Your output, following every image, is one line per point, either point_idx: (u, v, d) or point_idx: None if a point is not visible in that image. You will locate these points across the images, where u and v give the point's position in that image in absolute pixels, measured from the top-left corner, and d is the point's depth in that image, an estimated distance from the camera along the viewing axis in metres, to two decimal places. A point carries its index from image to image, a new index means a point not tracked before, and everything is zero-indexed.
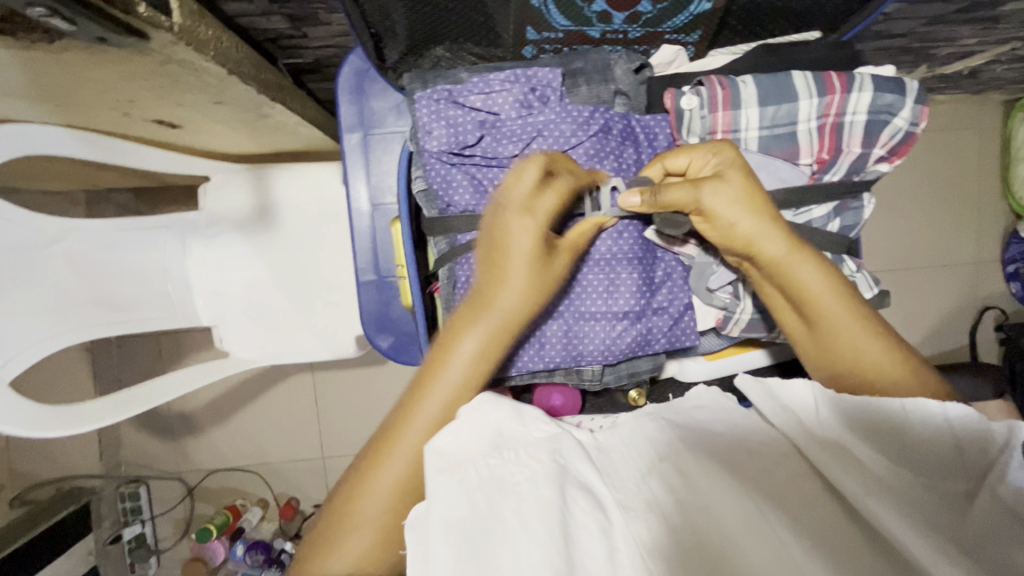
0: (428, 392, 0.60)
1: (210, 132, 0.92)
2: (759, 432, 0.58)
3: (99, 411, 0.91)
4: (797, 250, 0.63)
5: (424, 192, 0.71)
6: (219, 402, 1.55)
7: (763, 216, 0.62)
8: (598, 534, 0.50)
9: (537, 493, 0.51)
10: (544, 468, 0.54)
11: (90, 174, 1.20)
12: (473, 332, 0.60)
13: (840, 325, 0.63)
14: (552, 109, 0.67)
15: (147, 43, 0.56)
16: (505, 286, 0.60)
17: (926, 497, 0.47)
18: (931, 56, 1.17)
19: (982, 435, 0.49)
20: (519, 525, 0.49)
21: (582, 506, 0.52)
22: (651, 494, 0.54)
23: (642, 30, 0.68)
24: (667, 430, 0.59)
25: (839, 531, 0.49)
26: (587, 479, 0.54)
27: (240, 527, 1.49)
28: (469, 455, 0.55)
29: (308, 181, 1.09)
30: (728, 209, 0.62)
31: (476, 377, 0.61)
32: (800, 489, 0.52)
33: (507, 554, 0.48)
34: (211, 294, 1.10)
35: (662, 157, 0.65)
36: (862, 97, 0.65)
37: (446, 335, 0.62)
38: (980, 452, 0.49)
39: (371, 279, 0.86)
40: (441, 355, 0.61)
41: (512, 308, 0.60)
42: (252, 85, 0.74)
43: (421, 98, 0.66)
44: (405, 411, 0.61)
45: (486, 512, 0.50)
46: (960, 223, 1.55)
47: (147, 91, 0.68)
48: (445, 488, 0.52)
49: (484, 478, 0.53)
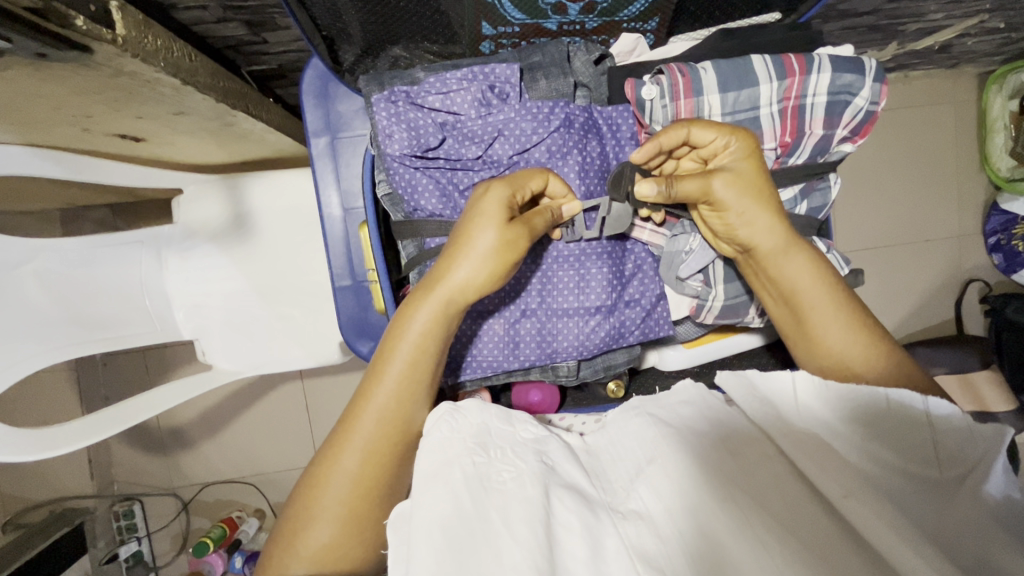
0: (383, 375, 0.62)
1: (176, 143, 0.90)
2: (740, 426, 0.59)
3: (76, 432, 0.89)
4: (794, 243, 0.65)
5: (390, 196, 0.71)
6: (210, 415, 1.54)
7: (760, 205, 0.63)
8: (580, 532, 0.51)
9: (523, 492, 0.52)
10: (530, 468, 0.55)
11: (61, 191, 1.18)
12: (425, 308, 0.61)
13: (822, 318, 0.65)
14: (512, 106, 0.66)
15: (90, 55, 0.55)
16: (461, 260, 0.60)
17: (904, 487, 0.50)
18: (900, 32, 1.18)
19: (959, 438, 0.51)
20: (503, 525, 0.49)
21: (566, 504, 0.53)
22: (642, 502, 0.55)
23: (598, 19, 0.68)
24: (650, 426, 0.60)
25: (815, 520, 0.49)
26: (572, 480, 0.57)
27: (238, 538, 1.48)
28: (454, 454, 0.55)
29: (282, 188, 1.08)
30: (736, 200, 0.63)
31: (425, 356, 0.62)
32: (783, 487, 0.52)
33: (493, 554, 0.48)
34: (191, 307, 1.08)
35: (689, 123, 0.62)
36: (821, 78, 0.65)
37: (401, 313, 0.63)
38: (960, 453, 0.50)
39: (348, 283, 0.85)
40: (397, 331, 0.62)
41: (465, 283, 0.60)
42: (210, 94, 0.72)
43: (378, 101, 0.65)
44: (362, 399, 0.62)
45: (472, 511, 0.51)
46: (941, 197, 1.56)
47: (103, 105, 0.67)
48: (434, 487, 0.52)
49: (469, 475, 0.53)
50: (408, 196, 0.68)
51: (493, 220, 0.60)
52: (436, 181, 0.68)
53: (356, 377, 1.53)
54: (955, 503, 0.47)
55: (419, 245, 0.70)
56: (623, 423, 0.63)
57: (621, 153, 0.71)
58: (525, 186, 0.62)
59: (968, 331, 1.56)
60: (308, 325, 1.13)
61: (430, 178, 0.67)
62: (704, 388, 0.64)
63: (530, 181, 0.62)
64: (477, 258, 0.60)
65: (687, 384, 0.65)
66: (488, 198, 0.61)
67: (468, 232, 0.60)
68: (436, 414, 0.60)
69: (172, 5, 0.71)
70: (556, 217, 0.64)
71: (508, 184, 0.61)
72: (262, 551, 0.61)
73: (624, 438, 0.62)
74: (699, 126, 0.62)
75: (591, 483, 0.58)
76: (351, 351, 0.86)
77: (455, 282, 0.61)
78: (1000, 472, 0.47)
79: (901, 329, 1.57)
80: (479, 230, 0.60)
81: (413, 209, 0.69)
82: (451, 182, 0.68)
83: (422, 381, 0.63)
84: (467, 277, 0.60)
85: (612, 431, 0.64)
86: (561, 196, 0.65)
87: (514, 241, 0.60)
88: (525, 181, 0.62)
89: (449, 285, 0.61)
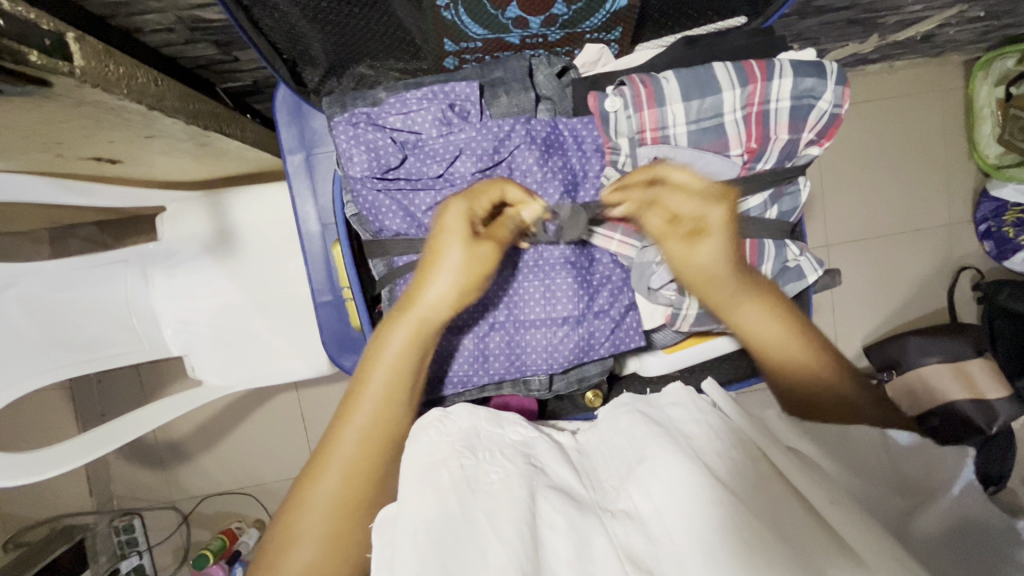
0: (364, 394, 0.63)
1: (154, 163, 0.91)
2: (721, 422, 0.59)
3: (63, 454, 0.88)
4: (750, 297, 0.68)
5: (356, 216, 0.72)
6: (206, 427, 1.54)
7: (713, 258, 0.66)
8: (565, 532, 0.49)
9: (510, 492, 0.51)
10: (518, 470, 0.55)
11: (46, 212, 1.17)
12: (401, 326, 0.63)
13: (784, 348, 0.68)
14: (473, 125, 0.67)
15: (50, 88, 0.56)
16: (432, 277, 0.62)
17: (875, 493, 0.52)
18: (879, 25, 1.17)
19: (924, 459, 0.55)
20: (488, 524, 0.48)
21: (552, 503, 0.52)
22: (631, 503, 0.53)
23: (561, 31, 0.68)
24: (639, 425, 0.60)
25: (795, 513, 0.48)
26: (562, 481, 0.56)
27: (238, 549, 1.48)
28: (442, 456, 0.55)
29: (264, 202, 1.08)
30: (691, 267, 0.66)
31: (405, 374, 0.64)
32: (767, 487, 0.51)
33: (476, 554, 0.46)
34: (178, 324, 1.08)
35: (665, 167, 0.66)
36: (783, 83, 0.67)
37: (379, 332, 0.65)
38: (926, 477, 0.53)
39: (328, 299, 0.85)
40: (375, 351, 0.64)
41: (437, 300, 0.62)
42: (178, 117, 0.73)
43: (338, 123, 0.66)
44: (344, 417, 0.63)
45: (457, 510, 0.50)
46: (930, 186, 1.55)
47: (71, 132, 0.67)
48: (421, 491, 0.52)
49: (456, 478, 0.53)
50: (373, 216, 0.69)
51: (457, 237, 0.62)
52: (399, 202, 0.69)
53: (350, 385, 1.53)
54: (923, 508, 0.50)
55: (389, 264, 0.71)
56: (613, 421, 0.63)
57: (586, 166, 0.72)
58: (483, 200, 0.64)
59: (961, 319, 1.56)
60: (296, 338, 1.12)
61: (393, 200, 0.69)
62: (693, 390, 0.64)
63: (488, 193, 0.64)
64: (448, 272, 0.62)
65: (676, 388, 0.65)
66: (450, 218, 0.62)
67: (437, 251, 0.62)
68: (425, 420, 0.60)
69: (138, 29, 0.72)
70: (519, 224, 0.66)
71: (465, 197, 0.63)
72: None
73: (614, 438, 0.62)
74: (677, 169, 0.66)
75: (580, 482, 0.57)
76: (335, 365, 0.87)
77: (430, 299, 0.62)
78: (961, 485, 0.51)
79: (895, 319, 1.56)
80: (445, 249, 0.62)
81: (379, 229, 0.70)
82: (415, 204, 0.69)
83: (402, 396, 0.64)
84: (439, 295, 0.62)
85: (603, 430, 0.64)
86: (522, 202, 0.65)
87: (479, 256, 0.62)
88: (479, 195, 0.64)
89: (425, 302, 0.63)
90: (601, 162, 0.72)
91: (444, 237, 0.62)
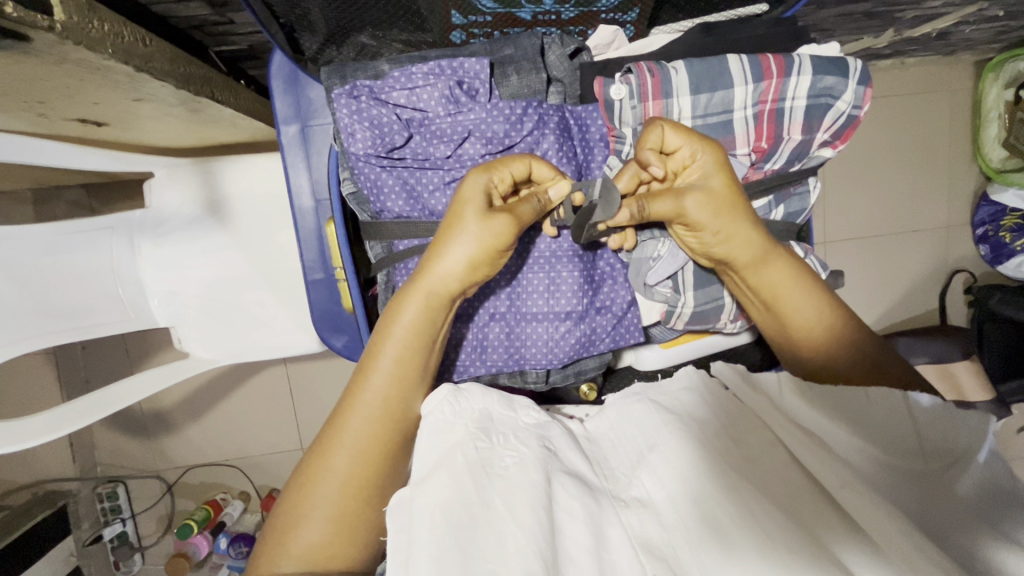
0: (371, 374, 0.62)
1: (143, 127, 0.87)
2: (735, 411, 0.57)
3: (44, 424, 0.84)
4: (776, 255, 0.67)
5: (355, 195, 0.70)
6: (193, 399, 1.52)
7: (737, 218, 0.63)
8: (583, 519, 0.48)
9: (525, 478, 0.49)
10: (533, 453, 0.53)
11: (30, 171, 1.13)
12: (412, 303, 0.61)
13: (800, 312, 0.69)
14: (482, 106, 0.64)
15: (29, 44, 0.52)
16: (443, 253, 0.60)
17: (896, 481, 0.50)
18: (897, 19, 1.15)
19: (942, 424, 0.51)
20: (508, 511, 0.47)
21: (569, 490, 0.50)
22: (643, 491, 0.52)
23: (575, 10, 0.66)
24: (651, 413, 0.58)
25: (811, 503, 0.47)
26: (574, 466, 0.54)
27: (222, 520, 1.48)
28: (456, 440, 0.53)
29: (257, 173, 1.04)
30: (710, 219, 0.63)
31: (411, 355, 0.62)
32: (784, 476, 0.50)
33: (495, 541, 0.45)
34: (167, 293, 1.05)
35: (662, 126, 0.61)
36: (801, 81, 0.65)
37: (390, 309, 0.63)
38: (946, 442, 0.51)
39: (319, 277, 0.83)
40: (385, 327, 0.62)
41: (447, 276, 0.60)
42: (168, 81, 0.70)
43: (339, 96, 0.63)
44: (351, 398, 0.62)
45: (473, 494, 0.48)
46: (933, 187, 1.54)
47: (54, 91, 0.64)
48: (436, 475, 0.50)
49: (471, 461, 0.51)
50: (374, 196, 0.67)
51: (474, 210, 0.59)
52: (403, 181, 0.66)
53: (338, 362, 1.51)
54: (946, 482, 0.48)
55: (388, 247, 0.70)
56: (624, 409, 0.61)
57: (590, 155, 0.70)
58: (503, 172, 0.61)
59: (951, 321, 1.56)
60: (285, 315, 1.10)
61: (396, 179, 0.66)
62: (705, 373, 0.62)
63: (511, 162, 0.61)
64: (460, 247, 0.59)
65: (687, 370, 0.64)
66: (470, 188, 0.60)
67: (451, 223, 0.60)
68: (436, 397, 0.58)
69: None
70: (543, 202, 0.61)
71: (485, 166, 0.61)
72: (253, 550, 0.62)
73: (624, 424, 0.60)
74: (672, 127, 0.61)
75: (592, 470, 0.55)
76: (324, 345, 0.86)
77: (440, 274, 0.60)
78: (987, 450, 0.48)
79: (886, 318, 1.57)
80: (462, 220, 0.59)
81: (380, 210, 0.68)
82: (418, 184, 0.66)
83: (406, 377, 0.62)
84: (449, 268, 0.60)
85: (612, 416, 0.62)
86: (549, 179, 0.63)
87: (494, 228, 0.58)
88: (502, 166, 0.61)
89: (435, 277, 0.61)
90: (604, 152, 0.70)
91: (461, 208, 0.59)
